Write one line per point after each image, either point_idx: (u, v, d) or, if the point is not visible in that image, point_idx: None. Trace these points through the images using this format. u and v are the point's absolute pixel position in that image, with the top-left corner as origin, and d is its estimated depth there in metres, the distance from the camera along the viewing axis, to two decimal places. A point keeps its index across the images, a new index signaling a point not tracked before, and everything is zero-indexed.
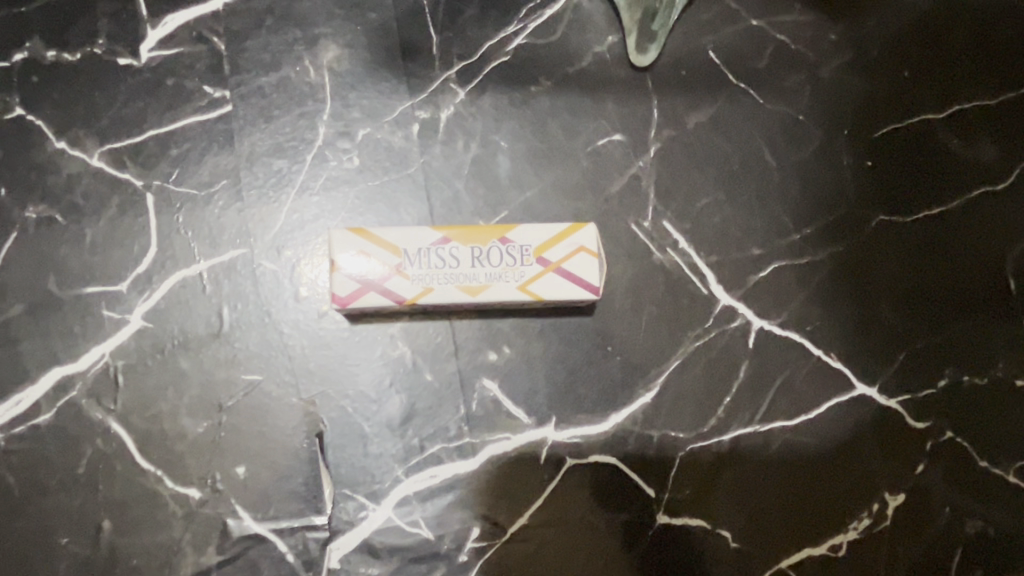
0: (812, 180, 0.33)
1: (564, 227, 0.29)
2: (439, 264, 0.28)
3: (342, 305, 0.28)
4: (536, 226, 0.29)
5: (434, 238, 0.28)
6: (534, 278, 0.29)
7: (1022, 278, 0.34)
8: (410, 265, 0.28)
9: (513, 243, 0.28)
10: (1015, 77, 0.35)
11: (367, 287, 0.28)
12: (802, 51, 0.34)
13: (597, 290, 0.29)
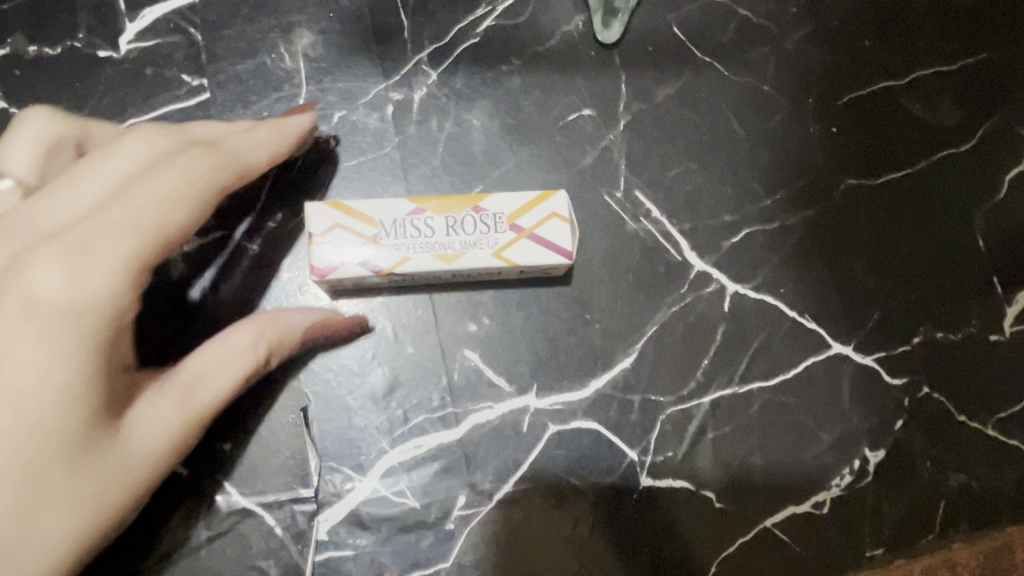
0: (780, 148, 0.34)
1: (535, 195, 0.29)
2: (414, 234, 0.28)
3: (320, 276, 0.28)
4: (508, 194, 0.29)
5: (409, 208, 0.28)
6: (508, 244, 0.29)
7: (990, 236, 0.35)
8: (385, 236, 0.28)
9: (487, 211, 0.29)
10: (974, 42, 0.36)
11: (343, 258, 0.28)
12: (765, 25, 0.35)
13: (569, 255, 0.29)
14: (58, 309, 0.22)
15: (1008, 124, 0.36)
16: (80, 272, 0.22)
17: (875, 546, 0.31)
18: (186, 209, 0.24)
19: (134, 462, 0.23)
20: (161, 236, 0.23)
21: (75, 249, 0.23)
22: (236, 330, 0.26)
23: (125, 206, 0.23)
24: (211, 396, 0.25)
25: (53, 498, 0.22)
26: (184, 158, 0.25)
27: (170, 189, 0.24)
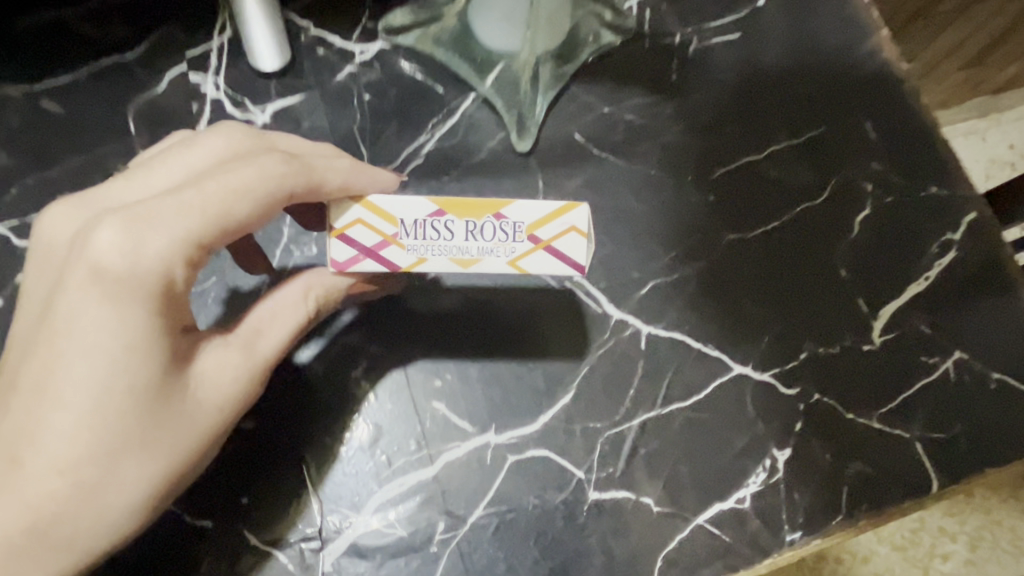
0: (671, 216, 0.43)
1: (558, 208, 0.31)
2: (433, 237, 0.31)
3: (340, 269, 0.31)
4: (532, 202, 0.31)
5: (431, 211, 0.30)
6: (523, 254, 0.31)
7: (851, 267, 0.43)
8: (406, 236, 0.31)
9: (507, 220, 0.31)
10: (816, 119, 0.46)
11: (364, 254, 0.30)
12: (648, 124, 0.44)
13: (579, 269, 0.31)
14: (128, 279, 0.28)
15: (851, 179, 0.45)
16: (149, 244, 0.28)
17: (792, 530, 0.37)
18: (251, 202, 0.29)
19: (199, 420, 0.30)
20: (227, 221, 0.29)
21: (150, 232, 0.28)
22: (297, 287, 0.33)
23: (199, 191, 0.29)
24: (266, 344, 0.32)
25: (146, 440, 0.29)
26: (257, 161, 0.30)
27: (242, 184, 0.29)
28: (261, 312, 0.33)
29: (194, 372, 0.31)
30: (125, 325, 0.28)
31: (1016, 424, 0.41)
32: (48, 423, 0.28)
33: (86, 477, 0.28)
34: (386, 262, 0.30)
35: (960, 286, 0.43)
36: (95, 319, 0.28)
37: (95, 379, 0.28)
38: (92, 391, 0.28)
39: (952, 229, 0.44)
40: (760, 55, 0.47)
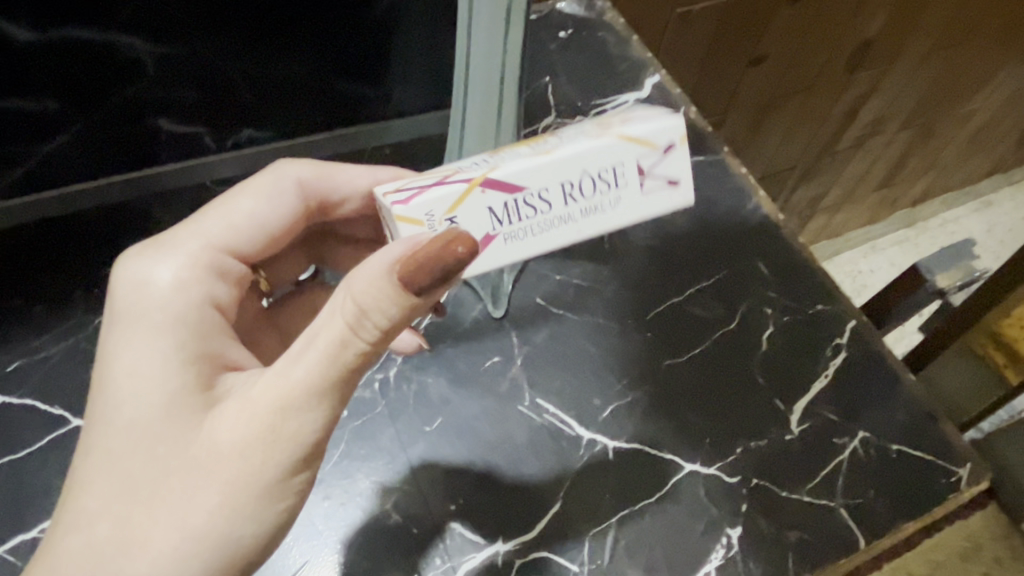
0: (620, 352, 0.55)
1: (617, 115, 0.39)
2: (499, 158, 0.37)
3: (406, 202, 0.35)
4: (584, 124, 0.39)
5: (488, 155, 0.38)
6: (604, 131, 0.37)
7: (766, 373, 0.54)
8: (468, 168, 0.37)
9: (569, 132, 0.38)
10: (719, 263, 0.60)
11: (432, 186, 0.35)
12: (592, 285, 0.58)
13: (669, 117, 0.37)
14: (146, 297, 0.40)
15: (755, 306, 0.58)
16: (165, 262, 0.42)
17: None
18: (248, 209, 0.46)
19: (220, 463, 0.35)
20: (231, 224, 0.45)
21: (160, 252, 0.43)
22: (330, 310, 0.35)
23: (209, 214, 0.45)
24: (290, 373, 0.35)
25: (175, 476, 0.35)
26: (247, 188, 0.47)
27: (241, 203, 0.46)
28: (298, 343, 0.36)
29: (215, 414, 0.36)
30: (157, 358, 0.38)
31: (919, 485, 0.51)
32: (108, 456, 0.37)
33: (133, 505, 0.35)
34: (463, 176, 0.36)
35: (854, 379, 0.55)
36: (133, 356, 0.38)
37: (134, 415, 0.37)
38: (133, 431, 0.37)
39: (838, 334, 0.57)
40: (669, 221, 0.62)
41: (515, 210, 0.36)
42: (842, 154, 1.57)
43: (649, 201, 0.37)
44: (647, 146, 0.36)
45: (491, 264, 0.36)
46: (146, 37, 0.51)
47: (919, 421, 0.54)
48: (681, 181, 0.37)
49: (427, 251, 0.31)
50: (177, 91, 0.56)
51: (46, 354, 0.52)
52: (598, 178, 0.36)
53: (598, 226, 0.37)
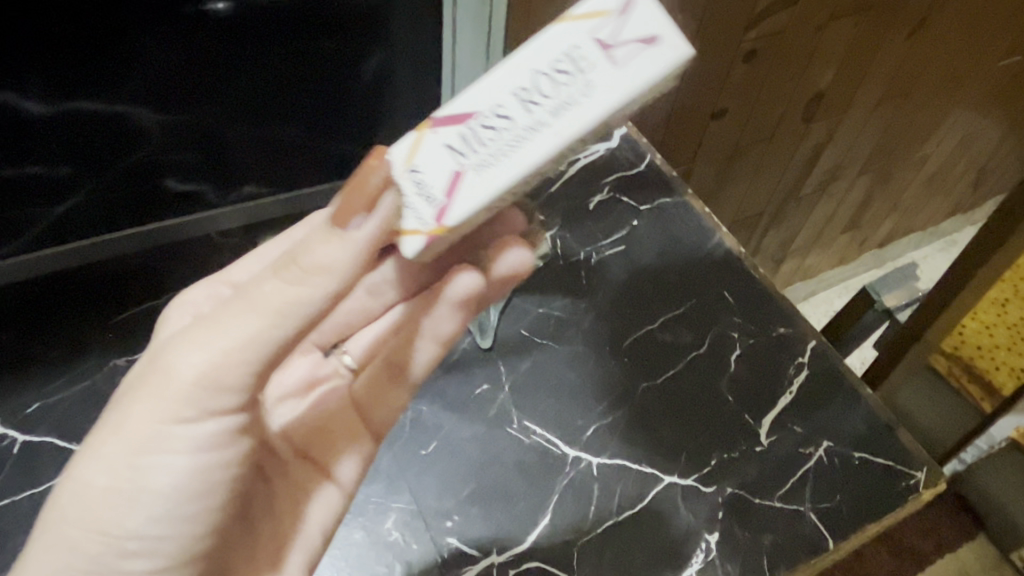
0: (600, 377, 0.59)
1: None
2: None
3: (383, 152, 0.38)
4: None
5: None
6: None
7: (734, 392, 0.59)
8: None
9: None
10: (687, 293, 0.65)
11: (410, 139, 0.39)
12: (571, 317, 0.63)
13: None
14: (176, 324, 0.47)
15: (722, 331, 0.63)
16: (190, 300, 0.48)
17: None
18: (271, 256, 0.50)
19: (127, 403, 0.37)
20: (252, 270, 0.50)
21: (190, 294, 0.48)
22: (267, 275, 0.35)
23: (235, 265, 0.50)
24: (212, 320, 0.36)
25: (96, 417, 0.38)
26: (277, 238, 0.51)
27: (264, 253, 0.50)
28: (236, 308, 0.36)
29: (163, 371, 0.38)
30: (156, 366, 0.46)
31: (880, 489, 0.55)
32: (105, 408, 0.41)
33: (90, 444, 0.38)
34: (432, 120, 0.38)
35: (815, 392, 0.59)
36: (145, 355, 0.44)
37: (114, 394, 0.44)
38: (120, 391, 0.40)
39: (798, 354, 0.61)
40: (638, 257, 0.67)
41: (476, 137, 0.37)
42: (806, 200, 1.65)
43: (626, 69, 0.35)
44: (599, 13, 0.36)
45: (473, 199, 0.36)
46: (154, 109, 0.57)
47: (878, 429, 0.58)
48: (660, 37, 0.35)
49: (351, 183, 0.35)
50: (182, 155, 0.61)
51: (60, 398, 0.58)
52: (555, 71, 0.36)
53: (574, 123, 0.35)
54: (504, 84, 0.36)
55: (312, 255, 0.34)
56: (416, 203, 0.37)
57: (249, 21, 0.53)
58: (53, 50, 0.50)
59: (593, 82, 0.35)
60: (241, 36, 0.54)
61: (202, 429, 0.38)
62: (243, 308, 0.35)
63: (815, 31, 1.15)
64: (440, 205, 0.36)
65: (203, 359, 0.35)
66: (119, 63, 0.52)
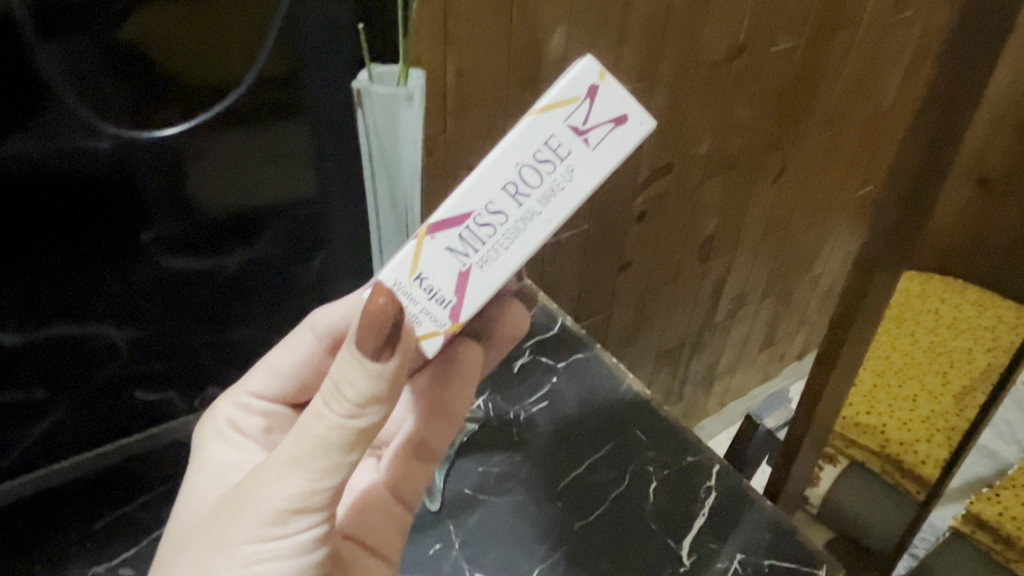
0: (539, 522, 0.67)
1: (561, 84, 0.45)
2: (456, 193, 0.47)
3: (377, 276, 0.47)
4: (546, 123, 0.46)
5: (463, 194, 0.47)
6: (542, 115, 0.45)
7: (656, 519, 0.68)
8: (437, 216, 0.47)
9: None
10: (606, 436, 0.75)
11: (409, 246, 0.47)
12: (508, 471, 0.72)
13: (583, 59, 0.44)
14: (224, 436, 0.63)
15: (639, 466, 0.72)
16: (226, 418, 0.64)
17: None
18: (277, 370, 0.66)
19: (235, 523, 0.48)
20: (269, 384, 0.66)
21: (231, 413, 0.65)
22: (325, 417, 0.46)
23: (253, 380, 0.66)
24: (294, 455, 0.47)
25: (207, 537, 0.49)
26: (275, 354, 0.66)
27: (273, 366, 0.66)
28: (313, 441, 0.46)
29: (258, 496, 0.47)
30: (216, 465, 0.60)
31: None
32: (197, 537, 0.49)
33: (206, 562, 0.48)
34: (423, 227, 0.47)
35: (725, 509, 0.69)
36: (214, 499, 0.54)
37: (203, 499, 0.57)
38: (208, 523, 0.49)
39: (707, 478, 0.71)
40: (562, 409, 0.77)
41: (473, 236, 0.45)
42: (721, 327, 1.82)
43: (600, 149, 0.44)
44: (569, 103, 0.43)
45: (479, 292, 0.46)
46: (118, 324, 0.69)
47: (783, 535, 0.67)
48: (628, 115, 0.44)
49: (363, 321, 0.43)
50: (149, 364, 0.73)
51: None
52: (538, 163, 0.44)
53: (561, 207, 0.44)
54: (491, 182, 0.45)
55: (356, 390, 0.44)
56: (429, 306, 0.47)
57: (186, 232, 0.67)
58: (35, 284, 0.62)
59: (572, 165, 0.44)
60: (196, 253, 0.69)
61: (294, 539, 0.48)
62: (314, 441, 0.46)
63: (693, 189, 1.36)
64: (452, 303, 0.46)
65: (297, 486, 0.46)
66: (87, 290, 0.65)
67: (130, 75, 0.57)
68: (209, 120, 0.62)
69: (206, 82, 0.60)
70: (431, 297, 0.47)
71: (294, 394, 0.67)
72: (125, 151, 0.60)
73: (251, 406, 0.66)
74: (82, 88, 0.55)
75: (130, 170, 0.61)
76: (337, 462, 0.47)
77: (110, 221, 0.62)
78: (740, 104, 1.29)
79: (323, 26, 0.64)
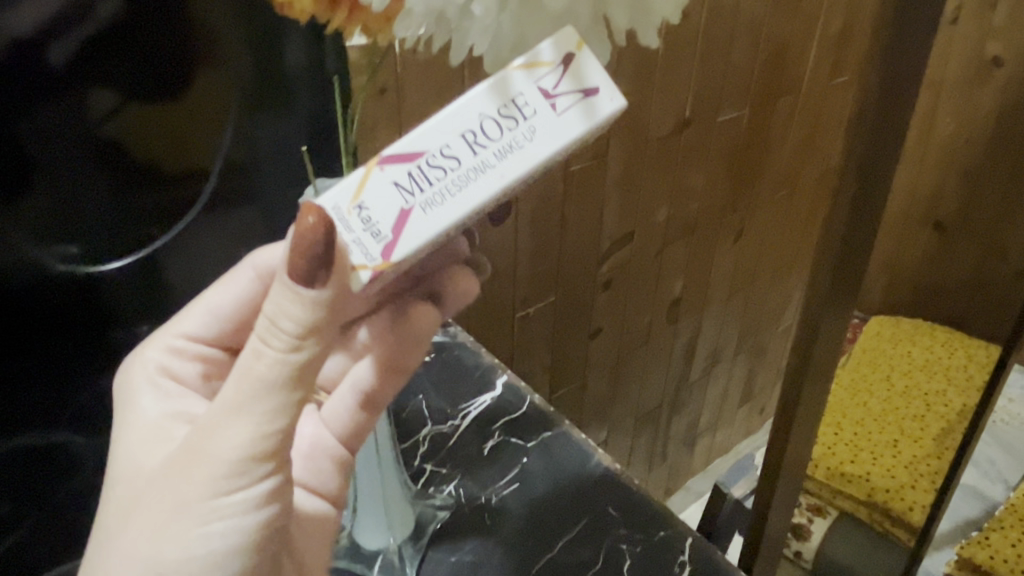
0: None
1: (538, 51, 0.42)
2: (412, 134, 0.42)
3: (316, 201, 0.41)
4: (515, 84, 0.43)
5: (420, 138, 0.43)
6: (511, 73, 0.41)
7: None
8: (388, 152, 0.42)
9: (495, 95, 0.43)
10: (577, 515, 0.75)
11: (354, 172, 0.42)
12: (481, 559, 0.71)
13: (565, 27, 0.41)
14: (156, 385, 0.59)
15: (612, 544, 0.72)
16: (156, 363, 0.60)
17: None
18: (215, 314, 0.62)
19: (175, 474, 0.45)
20: (206, 330, 0.63)
21: (164, 361, 0.61)
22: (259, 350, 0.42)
23: (182, 321, 0.62)
24: (232, 403, 0.43)
25: (151, 502, 0.45)
26: (210, 296, 0.62)
27: (207, 307, 0.62)
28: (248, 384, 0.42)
29: (195, 441, 0.44)
30: (151, 417, 0.56)
31: None
32: (139, 488, 0.47)
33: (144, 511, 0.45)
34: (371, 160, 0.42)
35: None
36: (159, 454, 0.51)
37: (132, 447, 0.53)
38: (150, 479, 0.47)
39: (680, 552, 0.71)
40: (533, 490, 0.78)
41: (423, 174, 0.41)
42: (697, 386, 1.83)
43: (567, 116, 0.41)
44: (545, 64, 0.41)
45: (419, 235, 0.41)
46: (90, 434, 0.71)
47: None
48: (599, 89, 0.41)
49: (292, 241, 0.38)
50: None
51: None
52: (501, 116, 0.41)
53: (517, 164, 0.41)
54: (451, 126, 0.41)
55: (294, 320, 0.40)
56: (362, 239, 0.41)
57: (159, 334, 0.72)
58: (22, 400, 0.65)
59: (536, 125, 0.41)
60: None
61: (250, 493, 0.45)
62: (257, 384, 0.42)
63: (656, 255, 1.40)
64: (388, 240, 0.41)
65: (236, 433, 0.43)
66: (58, 398, 0.67)
67: (105, 159, 0.60)
68: (172, 218, 0.67)
69: (178, 163, 0.65)
70: (366, 229, 0.41)
71: (226, 335, 0.64)
72: (89, 255, 0.64)
73: (185, 351, 0.62)
74: (65, 212, 0.60)
75: (95, 269, 0.65)
76: (281, 402, 0.43)
77: (79, 330, 0.66)
78: (693, 172, 1.34)
79: (274, 142, 0.72)
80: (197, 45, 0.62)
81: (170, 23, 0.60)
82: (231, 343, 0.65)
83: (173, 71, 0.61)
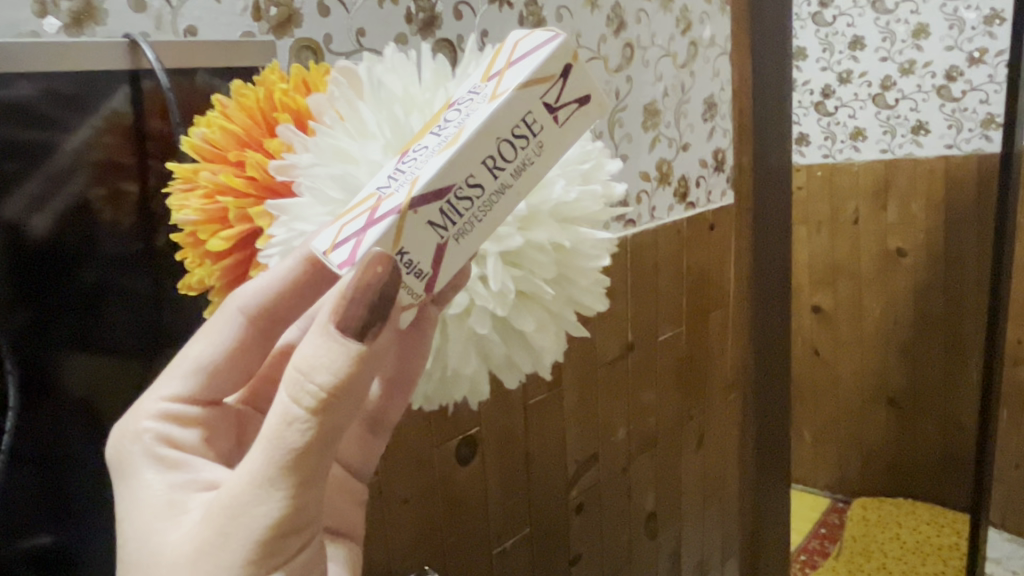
0: None
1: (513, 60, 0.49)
2: (411, 161, 0.47)
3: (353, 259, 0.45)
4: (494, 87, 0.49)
5: (399, 157, 0.48)
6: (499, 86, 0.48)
7: None
8: (388, 186, 0.47)
9: (473, 95, 0.49)
10: None
11: (368, 221, 0.45)
12: None
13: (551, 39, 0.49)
14: (157, 458, 0.58)
15: None
16: (155, 427, 0.60)
17: None
18: (203, 366, 0.61)
19: (217, 543, 0.49)
20: (197, 395, 0.62)
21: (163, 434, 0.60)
22: (284, 410, 0.46)
23: (168, 382, 0.62)
24: (267, 472, 0.47)
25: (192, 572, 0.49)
26: (197, 342, 0.61)
27: (196, 355, 0.61)
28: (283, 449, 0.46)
29: (234, 522, 0.48)
30: (159, 491, 0.56)
31: None
32: (175, 561, 0.50)
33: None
34: (393, 203, 0.45)
35: None
36: (174, 532, 0.52)
37: (145, 525, 0.54)
38: (184, 555, 0.50)
39: None
40: None
41: (453, 208, 0.46)
42: None
43: (567, 125, 0.49)
44: (545, 81, 0.48)
45: (454, 260, 0.48)
46: None
47: None
48: (589, 97, 0.50)
49: (359, 291, 0.43)
50: None
51: None
52: (516, 138, 0.47)
53: (531, 177, 0.49)
54: (475, 156, 0.46)
55: (330, 376, 0.44)
56: (407, 280, 0.47)
57: None
58: None
59: (543, 141, 0.49)
60: None
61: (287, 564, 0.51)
62: (286, 451, 0.46)
63: (623, 471, 1.44)
64: (429, 275, 0.47)
65: (272, 505, 0.47)
66: None
67: (94, 425, 0.71)
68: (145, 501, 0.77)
69: None
70: (409, 270, 0.46)
71: (209, 391, 0.63)
72: (66, 541, 0.71)
73: (173, 411, 0.61)
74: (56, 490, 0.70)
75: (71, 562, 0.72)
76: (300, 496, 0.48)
77: None
78: (645, 389, 1.44)
79: None
80: (172, 328, 0.75)
81: (156, 310, 0.73)
82: (214, 399, 0.63)
83: (148, 343, 0.73)
